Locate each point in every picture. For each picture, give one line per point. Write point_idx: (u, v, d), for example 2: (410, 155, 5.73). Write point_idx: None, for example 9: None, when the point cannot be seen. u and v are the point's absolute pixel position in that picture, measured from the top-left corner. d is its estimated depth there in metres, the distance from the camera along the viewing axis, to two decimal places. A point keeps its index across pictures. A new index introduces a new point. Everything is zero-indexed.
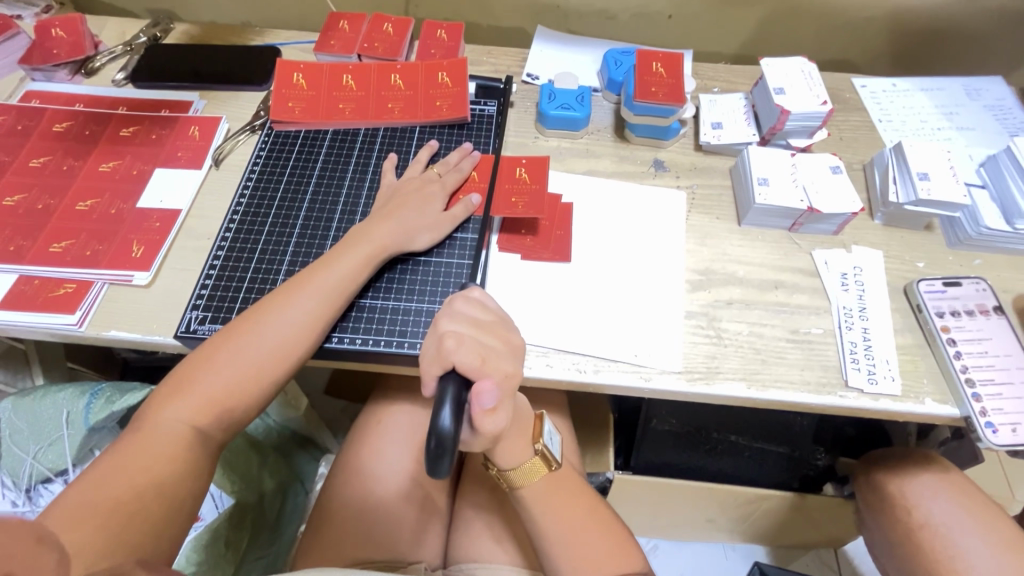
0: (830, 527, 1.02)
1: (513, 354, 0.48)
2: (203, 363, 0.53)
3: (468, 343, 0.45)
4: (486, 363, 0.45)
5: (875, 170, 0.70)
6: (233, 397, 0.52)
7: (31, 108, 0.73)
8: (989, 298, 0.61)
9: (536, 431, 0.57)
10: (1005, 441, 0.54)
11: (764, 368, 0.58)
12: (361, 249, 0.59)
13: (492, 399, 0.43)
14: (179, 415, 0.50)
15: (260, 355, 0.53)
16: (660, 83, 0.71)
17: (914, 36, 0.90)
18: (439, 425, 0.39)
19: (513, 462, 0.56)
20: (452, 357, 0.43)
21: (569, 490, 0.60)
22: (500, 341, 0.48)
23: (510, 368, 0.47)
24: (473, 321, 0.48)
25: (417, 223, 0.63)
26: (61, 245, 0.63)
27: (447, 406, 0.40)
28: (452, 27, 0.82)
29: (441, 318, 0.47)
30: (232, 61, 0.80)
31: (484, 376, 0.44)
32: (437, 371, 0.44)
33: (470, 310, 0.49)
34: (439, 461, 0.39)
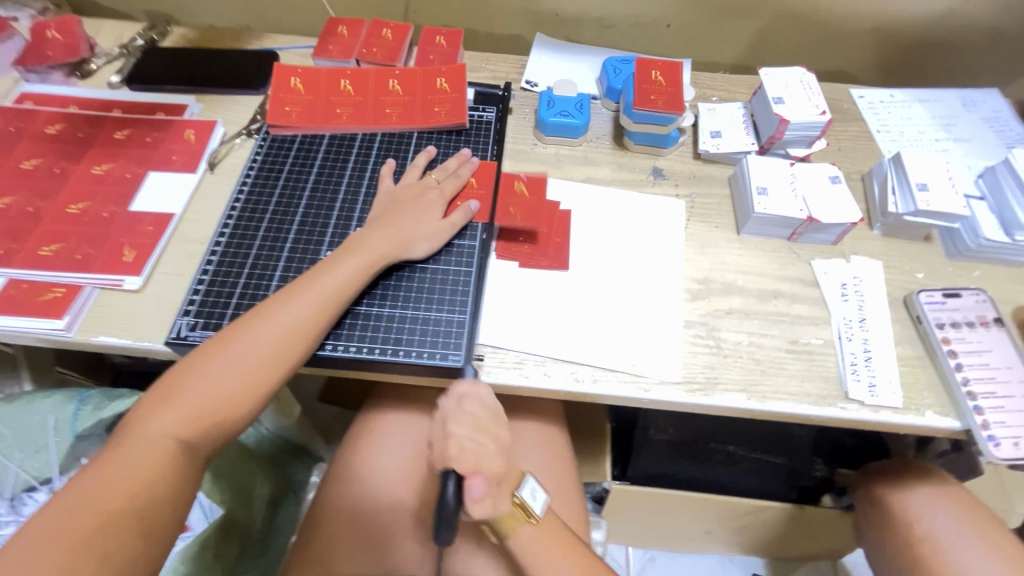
0: (829, 539, 1.01)
1: (504, 448, 0.56)
2: (195, 370, 0.50)
3: (467, 445, 0.53)
4: (477, 462, 0.53)
5: (874, 180, 0.70)
6: (230, 406, 0.50)
7: (24, 109, 0.73)
8: (988, 310, 0.60)
9: (517, 483, 0.58)
10: (1007, 455, 0.53)
11: (764, 379, 0.57)
12: (361, 256, 0.59)
13: (481, 492, 0.51)
14: (166, 426, 0.48)
15: (254, 361, 0.52)
16: (658, 92, 0.71)
17: (911, 47, 0.90)
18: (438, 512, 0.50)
19: (496, 512, 0.55)
20: (450, 456, 0.53)
21: (557, 534, 0.58)
22: (492, 437, 0.55)
23: (498, 464, 0.55)
24: (473, 412, 0.54)
25: (417, 232, 0.62)
26: (51, 248, 0.62)
27: (446, 495, 0.51)
28: (451, 33, 0.82)
29: (442, 403, 0.55)
30: (229, 65, 0.79)
31: (477, 473, 0.52)
32: (437, 465, 0.53)
33: (473, 404, 0.54)
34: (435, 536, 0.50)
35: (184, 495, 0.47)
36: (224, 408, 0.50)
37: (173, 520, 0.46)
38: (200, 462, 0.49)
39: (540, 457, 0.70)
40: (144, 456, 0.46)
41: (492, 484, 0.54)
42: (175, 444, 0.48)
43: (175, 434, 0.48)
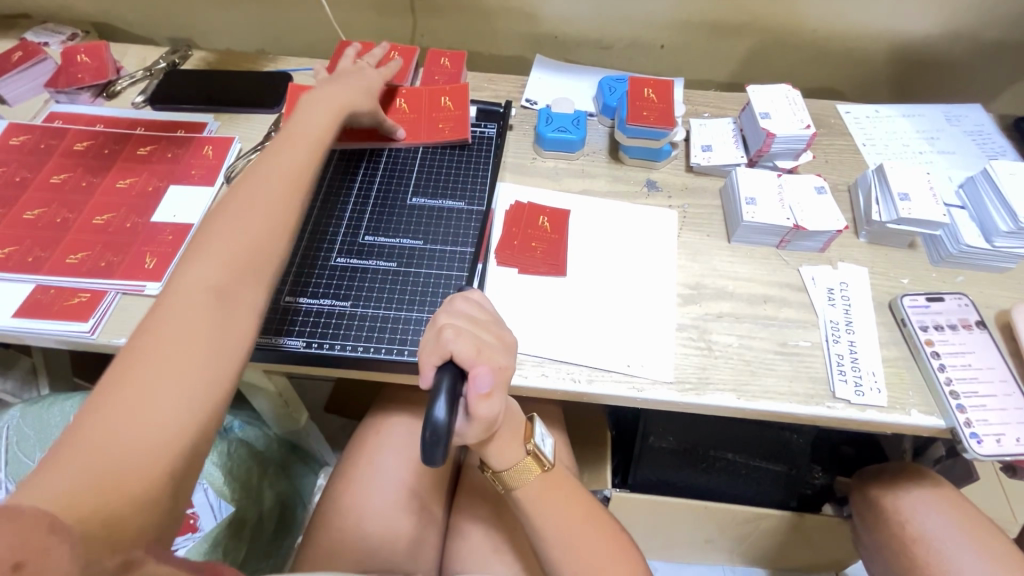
0: (830, 547, 1.01)
1: (508, 349, 0.50)
2: (207, 231, 0.50)
3: (465, 334, 0.47)
4: (481, 354, 0.47)
5: (859, 190, 0.73)
6: (256, 248, 0.50)
7: (54, 128, 0.77)
8: (970, 313, 0.63)
9: (528, 432, 0.59)
10: (990, 451, 0.55)
11: (753, 379, 0.60)
12: (332, 102, 0.66)
13: (487, 384, 0.45)
14: (200, 273, 0.47)
15: (268, 209, 0.53)
16: (651, 108, 0.74)
17: (895, 65, 0.94)
18: (432, 415, 0.41)
19: (506, 462, 0.58)
20: (450, 346, 0.46)
21: (564, 490, 0.60)
22: (495, 338, 0.50)
23: (504, 361, 0.49)
24: (471, 318, 0.50)
25: (354, 90, 0.70)
26: (78, 256, 0.66)
27: (442, 400, 0.43)
28: (455, 55, 0.86)
29: (439, 313, 0.50)
30: (246, 86, 0.84)
31: (481, 364, 0.46)
32: (435, 360, 0.46)
33: (468, 306, 0.51)
34: (433, 452, 0.41)
35: None
36: (252, 249, 0.50)
37: None
38: None
39: None
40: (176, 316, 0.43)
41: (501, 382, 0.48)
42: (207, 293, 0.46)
43: (207, 271, 0.46)
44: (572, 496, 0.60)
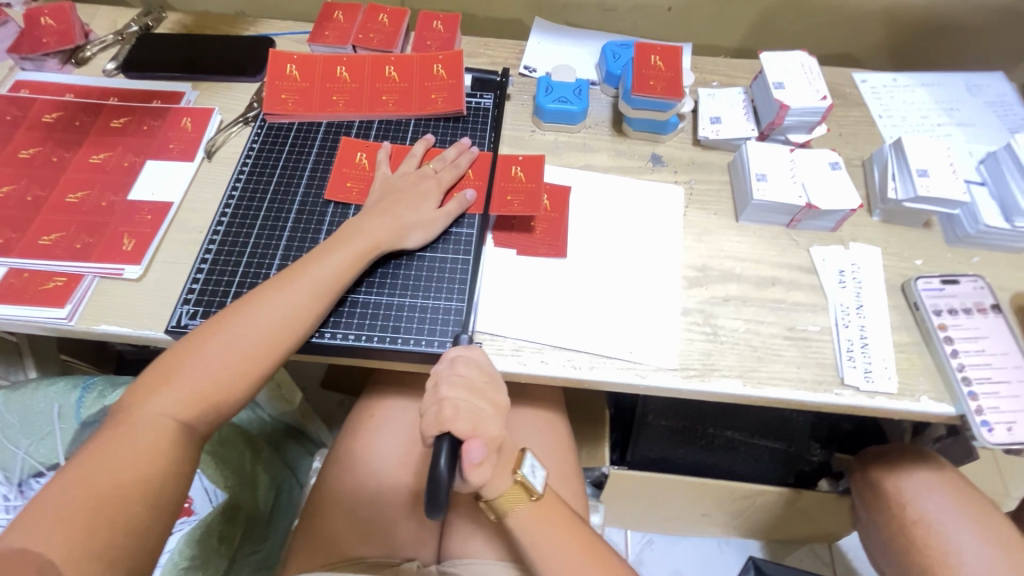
0: (825, 521, 1.02)
1: (501, 411, 0.51)
2: (192, 352, 0.51)
3: (463, 409, 0.48)
4: (477, 428, 0.48)
5: (875, 166, 0.70)
6: (221, 391, 0.51)
7: (20, 98, 0.72)
8: (986, 296, 0.60)
9: (517, 461, 0.59)
10: (1000, 440, 0.53)
11: (760, 365, 0.58)
12: (357, 244, 0.59)
13: (480, 456, 0.46)
14: (164, 407, 0.49)
15: (244, 349, 0.52)
16: (658, 77, 0.70)
17: (914, 30, 0.89)
18: (433, 479, 0.44)
19: (495, 493, 0.57)
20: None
21: (553, 513, 0.59)
22: (491, 404, 0.50)
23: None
24: (468, 383, 0.50)
25: (402, 214, 0.62)
26: (51, 238, 0.62)
27: (441, 458, 0.45)
28: (448, 18, 0.81)
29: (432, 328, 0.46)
30: (225, 52, 0.79)
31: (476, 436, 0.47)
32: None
33: (468, 368, 0.51)
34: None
35: (182, 473, 0.49)
36: (218, 392, 0.51)
37: (175, 495, 0.48)
38: (196, 440, 0.51)
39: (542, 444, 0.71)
40: (140, 438, 0.47)
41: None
42: (170, 426, 0.49)
43: (171, 414, 0.49)
44: (561, 515, 0.59)
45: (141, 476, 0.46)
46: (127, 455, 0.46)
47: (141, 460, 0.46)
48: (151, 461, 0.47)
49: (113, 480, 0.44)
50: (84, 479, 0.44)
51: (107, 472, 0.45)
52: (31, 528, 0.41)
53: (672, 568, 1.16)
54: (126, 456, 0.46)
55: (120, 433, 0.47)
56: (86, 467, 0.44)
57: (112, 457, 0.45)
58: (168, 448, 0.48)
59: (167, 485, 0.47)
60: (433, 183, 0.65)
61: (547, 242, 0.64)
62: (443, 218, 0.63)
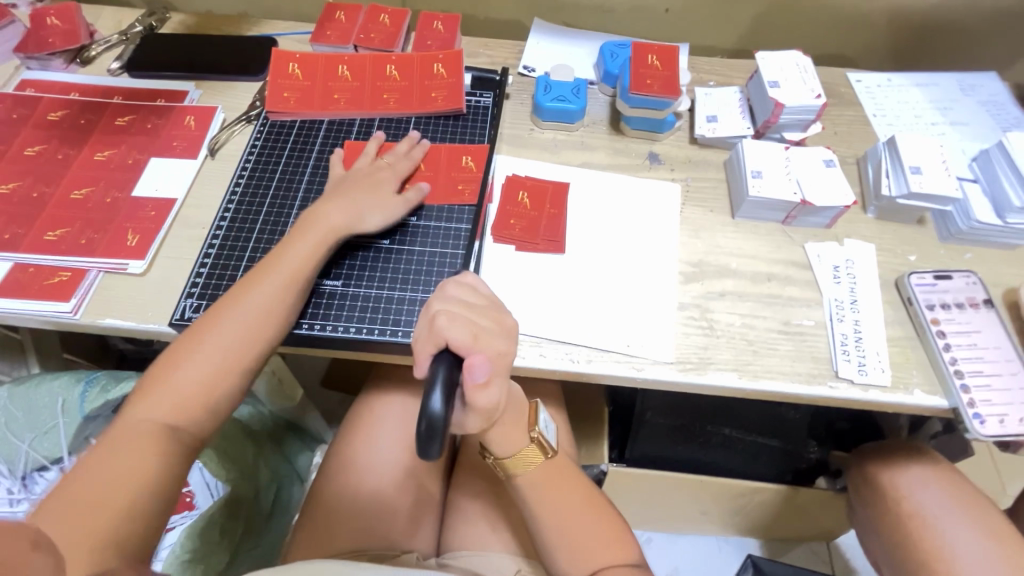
0: (823, 519, 1.02)
1: (507, 332, 0.48)
2: (191, 351, 0.53)
3: (459, 320, 0.45)
4: (478, 339, 0.45)
5: (869, 163, 0.71)
6: (220, 387, 0.54)
7: (26, 96, 0.73)
8: (978, 291, 0.61)
9: (533, 418, 0.59)
10: (991, 432, 0.54)
11: (756, 358, 0.59)
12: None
13: (484, 372, 0.43)
14: (166, 404, 0.51)
15: (243, 345, 0.54)
16: (655, 76, 0.71)
17: (909, 31, 0.90)
18: (429, 408, 0.40)
19: (510, 448, 0.57)
20: (444, 334, 0.44)
21: (565, 476, 0.61)
22: (492, 321, 0.48)
23: (503, 345, 0.47)
24: (465, 303, 0.48)
25: (402, 208, 0.63)
26: (56, 233, 0.63)
27: (437, 387, 0.41)
28: (449, 18, 0.82)
29: (432, 299, 0.48)
30: (228, 52, 0.80)
31: (476, 351, 0.44)
32: (431, 349, 0.44)
33: (460, 292, 0.49)
34: (429, 444, 0.39)
35: None
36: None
37: None
38: None
39: None
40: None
41: (500, 368, 0.46)
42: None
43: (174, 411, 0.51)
44: (571, 482, 0.61)
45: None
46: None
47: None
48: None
49: None
50: None
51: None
52: (39, 515, 0.42)
53: (671, 566, 1.17)
54: (133, 450, 0.48)
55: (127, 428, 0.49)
56: None
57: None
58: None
59: None
60: (432, 178, 0.66)
61: (546, 238, 0.65)
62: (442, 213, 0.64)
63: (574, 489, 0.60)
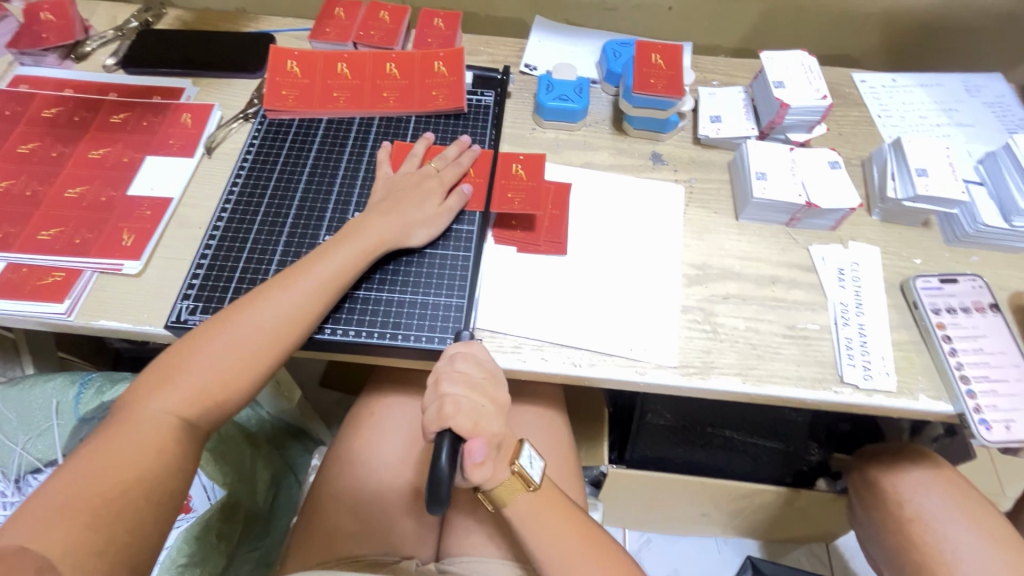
0: (823, 521, 1.02)
1: (500, 411, 0.53)
2: (197, 349, 0.51)
3: (463, 408, 0.50)
4: (477, 427, 0.50)
5: (874, 165, 0.70)
6: (225, 388, 0.51)
7: (19, 93, 0.72)
8: (985, 295, 0.61)
9: (514, 453, 0.59)
10: (998, 438, 0.54)
11: (760, 363, 0.58)
12: (359, 242, 0.59)
13: (481, 458, 0.49)
14: (168, 404, 0.49)
15: (254, 347, 0.53)
16: (658, 75, 0.70)
17: (914, 31, 0.89)
18: (437, 473, 0.45)
19: (493, 482, 0.57)
20: (449, 420, 0.49)
21: (553, 502, 0.60)
22: (490, 402, 0.52)
23: (497, 427, 0.52)
24: (470, 381, 0.51)
25: (400, 208, 0.62)
26: (50, 233, 0.62)
27: (445, 455, 0.46)
28: (449, 16, 0.81)
29: (437, 375, 0.52)
30: (226, 48, 0.78)
31: (477, 437, 0.49)
32: (435, 427, 0.49)
33: (467, 364, 0.52)
34: (436, 495, 0.44)
35: (184, 468, 0.49)
36: (224, 388, 0.51)
37: (178, 493, 0.48)
38: (200, 436, 0.51)
39: (538, 438, 0.71)
40: (141, 434, 0.47)
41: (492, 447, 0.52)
42: (173, 423, 0.49)
43: (176, 411, 0.49)
44: (556, 504, 0.60)
45: (144, 471, 0.46)
46: (129, 452, 0.46)
47: (144, 455, 0.46)
48: (153, 457, 0.47)
49: (116, 477, 0.44)
50: (84, 476, 0.44)
51: (109, 469, 0.45)
52: (32, 524, 0.41)
53: (670, 568, 1.16)
54: (130, 451, 0.46)
55: (125, 428, 0.47)
56: (87, 465, 0.45)
57: (112, 454, 0.46)
58: (170, 443, 0.48)
59: (167, 481, 0.47)
60: (433, 178, 0.65)
61: (548, 239, 0.64)
62: (444, 214, 0.63)
63: (558, 511, 0.59)
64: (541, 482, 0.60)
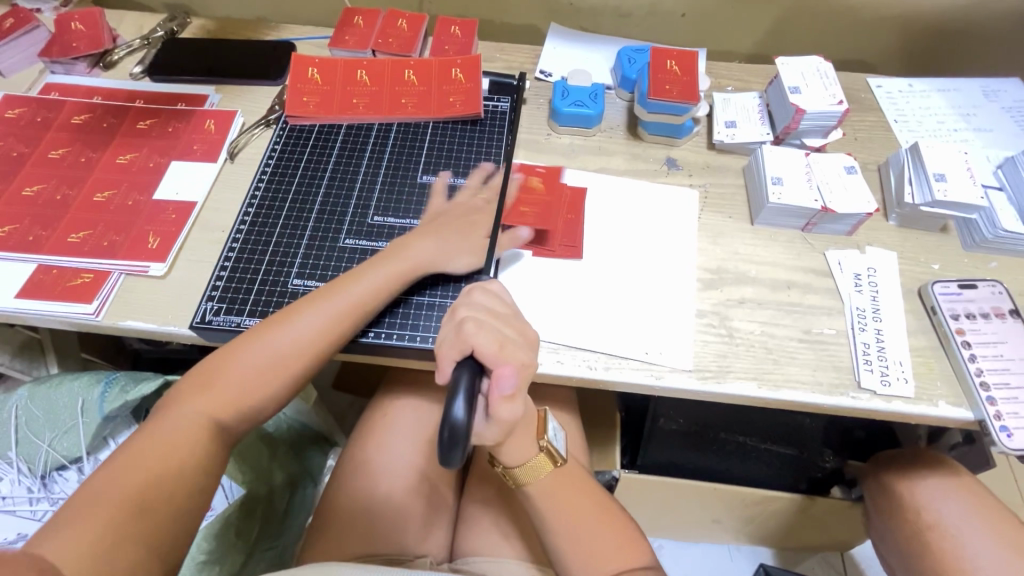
0: (838, 529, 1.01)
1: (529, 344, 0.48)
2: (230, 357, 0.53)
3: (485, 327, 0.46)
4: (504, 349, 0.45)
5: (891, 170, 0.70)
6: (257, 392, 0.53)
7: (50, 100, 0.74)
8: (1004, 301, 0.60)
9: (540, 427, 0.59)
10: (1019, 445, 0.53)
11: (776, 367, 0.58)
12: (396, 264, 0.59)
13: (511, 384, 0.44)
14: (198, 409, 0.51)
15: (285, 355, 0.54)
16: (673, 81, 0.71)
17: (932, 35, 0.89)
18: (452, 417, 0.40)
19: (520, 459, 0.58)
20: (470, 341, 0.45)
21: (574, 482, 0.61)
22: (517, 332, 0.48)
23: (527, 357, 0.47)
24: (490, 311, 0.48)
25: (453, 248, 0.61)
26: (79, 235, 0.64)
27: (459, 397, 0.41)
28: (466, 23, 0.82)
29: (459, 305, 0.48)
30: (248, 57, 0.80)
31: (504, 362, 0.45)
32: (455, 356, 0.45)
33: (485, 298, 0.49)
34: (451, 452, 0.39)
35: (208, 467, 0.50)
36: (258, 389, 0.53)
37: (201, 491, 0.49)
38: (223, 435, 0.52)
39: None
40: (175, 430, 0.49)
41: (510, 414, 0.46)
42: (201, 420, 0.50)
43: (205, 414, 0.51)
44: (579, 483, 0.61)
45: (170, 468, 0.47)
46: (156, 446, 0.48)
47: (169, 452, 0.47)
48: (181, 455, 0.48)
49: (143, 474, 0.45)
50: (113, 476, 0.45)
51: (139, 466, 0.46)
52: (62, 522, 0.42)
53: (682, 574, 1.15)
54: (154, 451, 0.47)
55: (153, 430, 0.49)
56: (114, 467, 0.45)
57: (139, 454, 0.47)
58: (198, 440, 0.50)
59: (190, 479, 0.48)
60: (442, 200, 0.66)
61: (563, 243, 0.65)
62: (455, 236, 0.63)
63: (585, 500, 0.61)
64: (566, 458, 0.61)
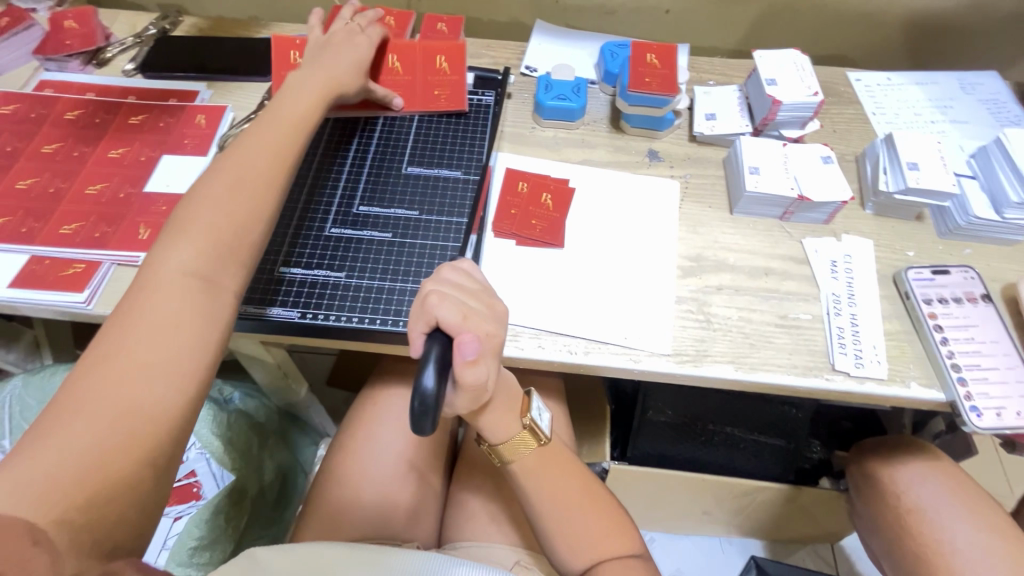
0: (826, 519, 1.02)
1: (497, 318, 0.49)
2: None
3: (450, 300, 0.47)
4: (468, 319, 0.46)
5: (867, 161, 0.71)
6: None
7: (44, 96, 0.76)
8: (977, 286, 0.62)
9: (524, 406, 0.60)
10: (989, 424, 0.54)
11: (753, 351, 0.59)
12: None
13: (473, 350, 0.44)
14: None
15: None
16: (653, 74, 0.72)
17: (911, 31, 0.91)
18: (422, 388, 0.41)
19: (503, 436, 0.59)
20: (435, 312, 0.45)
21: (558, 462, 0.62)
22: (484, 305, 0.49)
23: (491, 328, 0.47)
24: (456, 285, 0.49)
25: None
26: (71, 227, 0.65)
27: (430, 367, 0.43)
28: (453, 20, 0.83)
29: (425, 281, 0.49)
30: (239, 54, 0.82)
31: (466, 330, 0.45)
32: (422, 328, 0.45)
33: (454, 274, 0.50)
34: (423, 422, 0.42)
35: None
36: None
37: None
38: None
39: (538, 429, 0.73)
40: None
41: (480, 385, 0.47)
42: None
43: None
44: (564, 463, 0.62)
45: None
46: None
47: None
48: None
49: None
50: None
51: None
52: None
53: (674, 566, 1.16)
54: None
55: None
56: None
57: None
58: None
59: None
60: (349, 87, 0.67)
61: (544, 232, 0.66)
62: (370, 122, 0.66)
63: (573, 483, 0.61)
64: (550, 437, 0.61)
